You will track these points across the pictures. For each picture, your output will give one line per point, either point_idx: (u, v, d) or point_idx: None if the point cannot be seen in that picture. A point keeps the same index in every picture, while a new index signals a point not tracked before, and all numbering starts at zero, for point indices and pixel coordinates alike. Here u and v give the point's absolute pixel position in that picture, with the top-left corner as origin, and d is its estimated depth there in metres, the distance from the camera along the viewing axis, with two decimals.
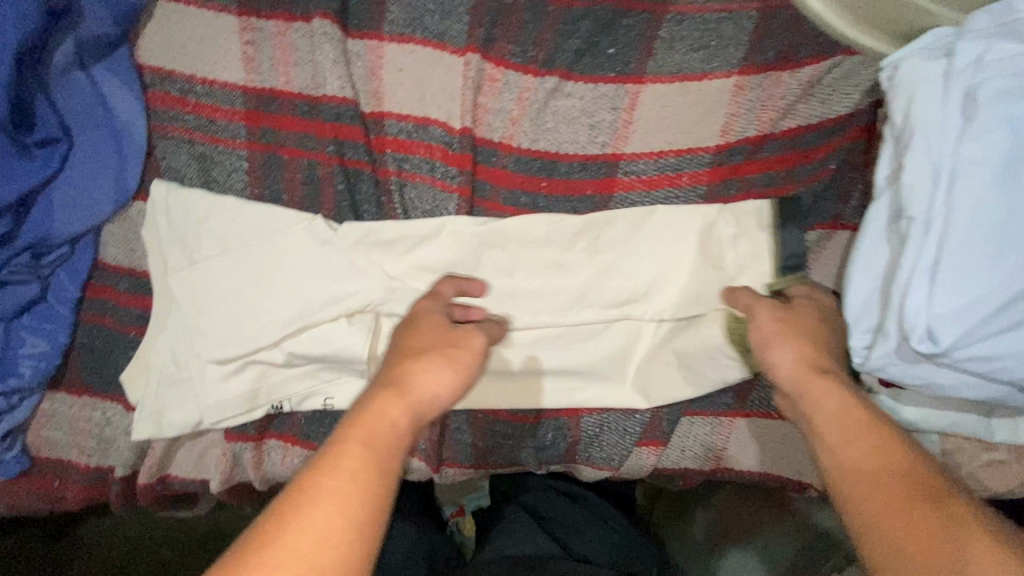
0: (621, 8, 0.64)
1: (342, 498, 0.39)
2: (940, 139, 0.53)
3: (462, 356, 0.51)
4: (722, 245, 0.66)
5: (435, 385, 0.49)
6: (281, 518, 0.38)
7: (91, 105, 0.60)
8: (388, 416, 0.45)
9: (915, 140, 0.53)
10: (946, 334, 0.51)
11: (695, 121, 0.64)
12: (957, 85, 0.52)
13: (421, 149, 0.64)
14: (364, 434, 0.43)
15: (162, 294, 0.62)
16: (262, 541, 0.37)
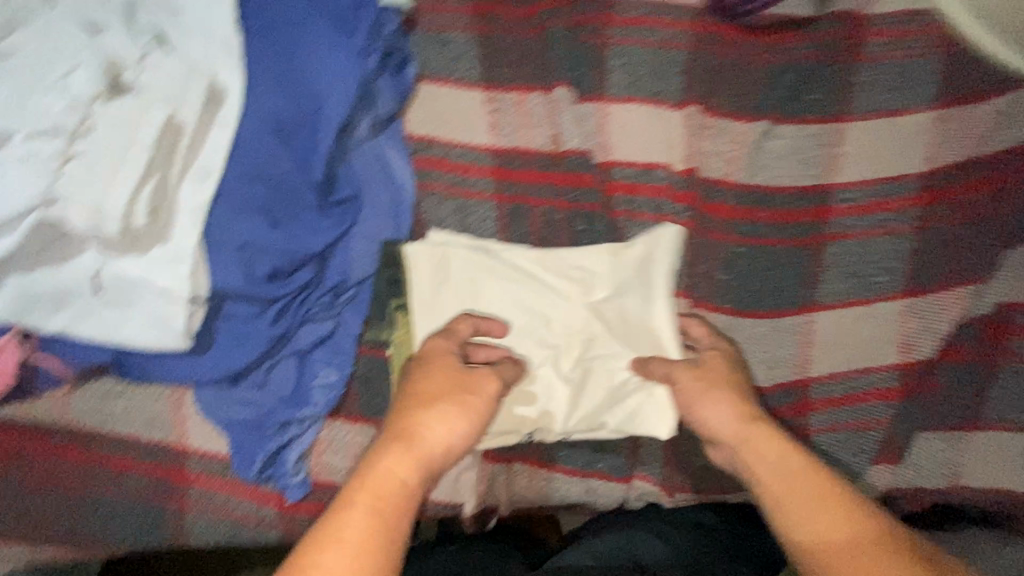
0: (818, 61, 0.72)
1: (369, 546, 0.48)
2: None
3: (474, 401, 0.58)
4: (941, 263, 0.68)
5: (447, 427, 0.56)
6: (310, 549, 0.48)
7: (375, 169, 0.70)
8: (398, 469, 0.53)
9: None
10: None
11: (900, 152, 0.70)
12: None
13: (647, 190, 0.72)
14: (371, 495, 0.51)
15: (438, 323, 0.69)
16: (307, 557, 0.47)
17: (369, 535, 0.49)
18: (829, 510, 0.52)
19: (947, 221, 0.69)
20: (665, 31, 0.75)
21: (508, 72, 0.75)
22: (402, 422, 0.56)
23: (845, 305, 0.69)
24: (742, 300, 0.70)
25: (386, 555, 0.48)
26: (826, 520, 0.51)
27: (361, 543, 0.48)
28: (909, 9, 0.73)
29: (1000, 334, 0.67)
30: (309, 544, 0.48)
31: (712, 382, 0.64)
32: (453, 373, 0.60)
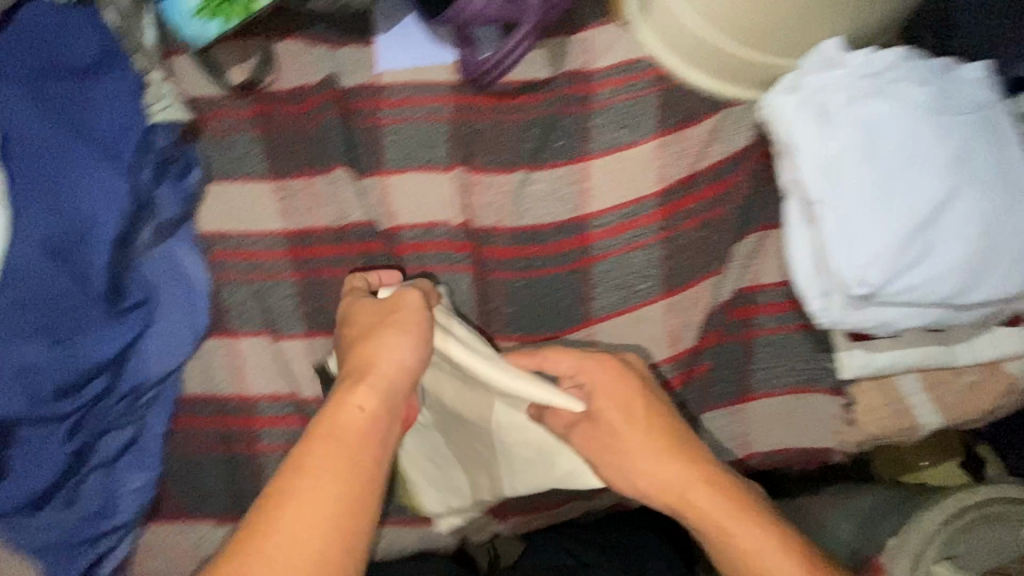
0: (558, 113, 0.85)
1: (334, 473, 0.54)
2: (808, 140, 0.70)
3: (419, 329, 0.64)
4: (688, 264, 0.79)
5: (407, 352, 0.62)
6: (274, 506, 0.53)
7: (166, 270, 0.74)
8: (363, 401, 0.59)
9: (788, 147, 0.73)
10: (878, 276, 0.67)
11: (636, 177, 0.82)
12: (812, 105, 0.71)
13: (432, 246, 0.80)
14: (329, 442, 0.56)
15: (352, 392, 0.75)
16: (269, 512, 0.53)
17: (336, 474, 0.55)
18: (738, 485, 0.64)
19: (683, 227, 0.80)
20: (429, 107, 0.86)
21: (292, 162, 0.83)
22: (362, 356, 0.62)
23: (614, 314, 0.79)
24: (530, 326, 0.79)
25: (361, 473, 0.55)
26: (681, 489, 0.64)
27: (318, 474, 0.54)
28: (623, 61, 0.88)
29: (745, 313, 0.78)
30: (273, 500, 0.54)
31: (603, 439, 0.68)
32: (379, 307, 0.66)
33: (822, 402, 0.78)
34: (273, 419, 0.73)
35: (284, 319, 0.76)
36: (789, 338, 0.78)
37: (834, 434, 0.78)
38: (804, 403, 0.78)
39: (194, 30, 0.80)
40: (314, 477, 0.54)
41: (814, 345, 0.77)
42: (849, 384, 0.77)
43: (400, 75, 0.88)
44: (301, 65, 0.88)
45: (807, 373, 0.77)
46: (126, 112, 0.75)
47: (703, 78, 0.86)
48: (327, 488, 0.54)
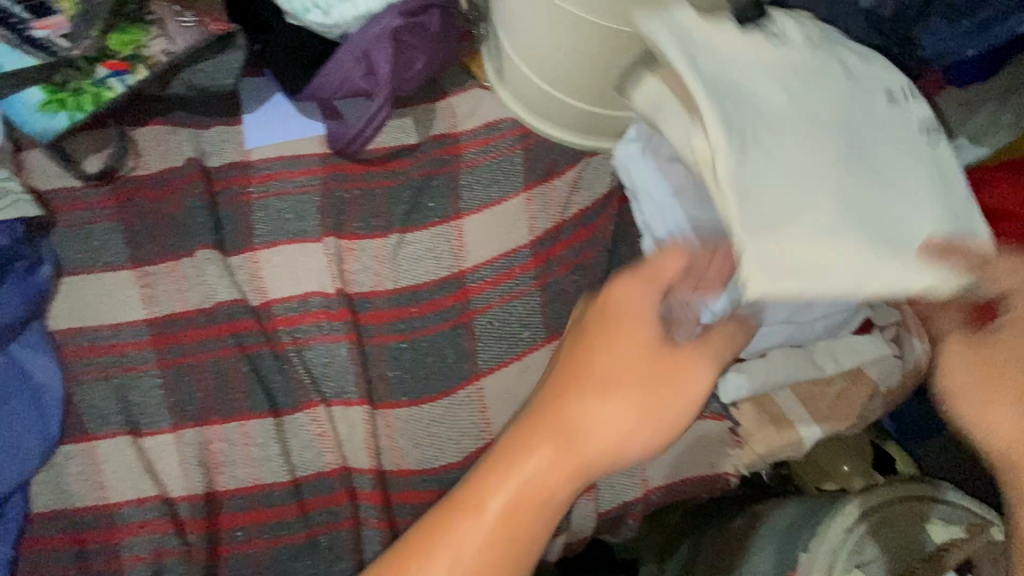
0: (428, 175, 0.88)
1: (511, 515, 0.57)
2: (639, 184, 0.76)
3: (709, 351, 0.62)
4: (566, 308, 0.81)
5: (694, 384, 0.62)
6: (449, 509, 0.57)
7: (12, 376, 0.70)
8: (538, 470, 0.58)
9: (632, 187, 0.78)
10: None
11: (508, 231, 0.85)
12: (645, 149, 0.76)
13: (307, 317, 0.78)
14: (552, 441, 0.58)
15: (731, 171, 0.52)
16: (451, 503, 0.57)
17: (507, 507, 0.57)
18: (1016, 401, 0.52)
19: (557, 272, 0.83)
20: (300, 181, 0.87)
21: (156, 247, 0.80)
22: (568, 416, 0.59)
23: (497, 366, 0.79)
24: (415, 389, 0.77)
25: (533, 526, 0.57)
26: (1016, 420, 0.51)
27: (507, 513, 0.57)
28: (489, 122, 0.93)
29: None
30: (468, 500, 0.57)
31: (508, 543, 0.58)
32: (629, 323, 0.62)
33: (709, 428, 0.81)
34: (141, 524, 0.67)
35: (148, 414, 0.72)
36: None
37: (724, 458, 0.80)
38: (691, 432, 0.80)
39: (39, 123, 0.78)
40: (466, 509, 0.57)
41: None
42: (732, 407, 0.81)
43: (269, 151, 0.89)
44: (165, 149, 0.86)
45: None
46: None
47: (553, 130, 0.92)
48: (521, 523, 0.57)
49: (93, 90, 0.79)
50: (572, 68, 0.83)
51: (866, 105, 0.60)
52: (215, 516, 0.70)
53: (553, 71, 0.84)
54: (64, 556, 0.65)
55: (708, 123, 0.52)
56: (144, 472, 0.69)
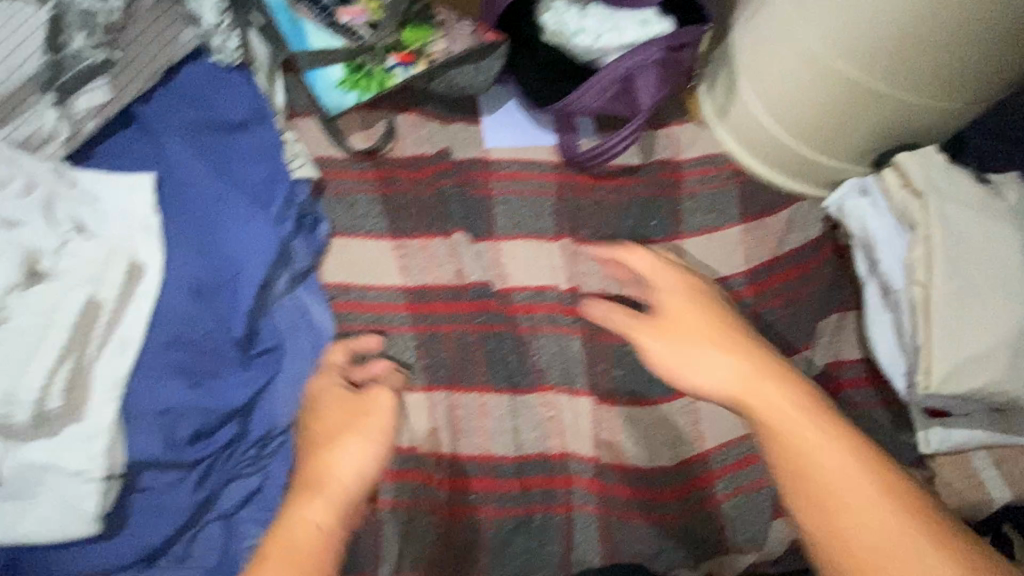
0: (653, 195, 0.94)
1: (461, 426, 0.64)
2: (873, 231, 0.82)
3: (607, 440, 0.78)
4: (777, 338, 0.86)
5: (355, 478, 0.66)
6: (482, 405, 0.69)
7: (297, 318, 0.75)
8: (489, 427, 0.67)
9: (864, 232, 0.83)
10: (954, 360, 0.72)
11: (724, 258, 0.91)
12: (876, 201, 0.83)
13: (543, 308, 0.84)
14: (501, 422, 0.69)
15: (940, 304, 0.73)
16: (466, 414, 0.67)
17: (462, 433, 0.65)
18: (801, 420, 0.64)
19: (771, 304, 0.88)
20: (535, 182, 0.94)
21: (410, 222, 0.88)
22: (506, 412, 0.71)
23: None
24: (635, 389, 0.82)
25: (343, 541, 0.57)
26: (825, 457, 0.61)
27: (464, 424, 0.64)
28: (707, 155, 1.00)
29: (830, 387, 0.85)
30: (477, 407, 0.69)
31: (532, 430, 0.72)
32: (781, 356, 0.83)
33: (907, 475, 0.83)
34: (397, 472, 0.75)
35: (404, 372, 0.78)
36: (872, 414, 0.84)
37: None
38: (888, 475, 0.82)
39: (332, 98, 0.86)
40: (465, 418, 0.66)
41: (893, 421, 0.85)
42: (928, 458, 0.84)
43: (507, 152, 0.97)
44: (419, 136, 0.95)
45: (890, 446, 0.84)
46: (273, 164, 0.77)
47: (762, 169, 0.99)
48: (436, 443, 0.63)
49: (380, 76, 0.87)
50: (810, 119, 0.90)
51: None
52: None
53: (787, 119, 0.92)
54: None
55: (920, 264, 0.75)
56: (399, 425, 0.75)
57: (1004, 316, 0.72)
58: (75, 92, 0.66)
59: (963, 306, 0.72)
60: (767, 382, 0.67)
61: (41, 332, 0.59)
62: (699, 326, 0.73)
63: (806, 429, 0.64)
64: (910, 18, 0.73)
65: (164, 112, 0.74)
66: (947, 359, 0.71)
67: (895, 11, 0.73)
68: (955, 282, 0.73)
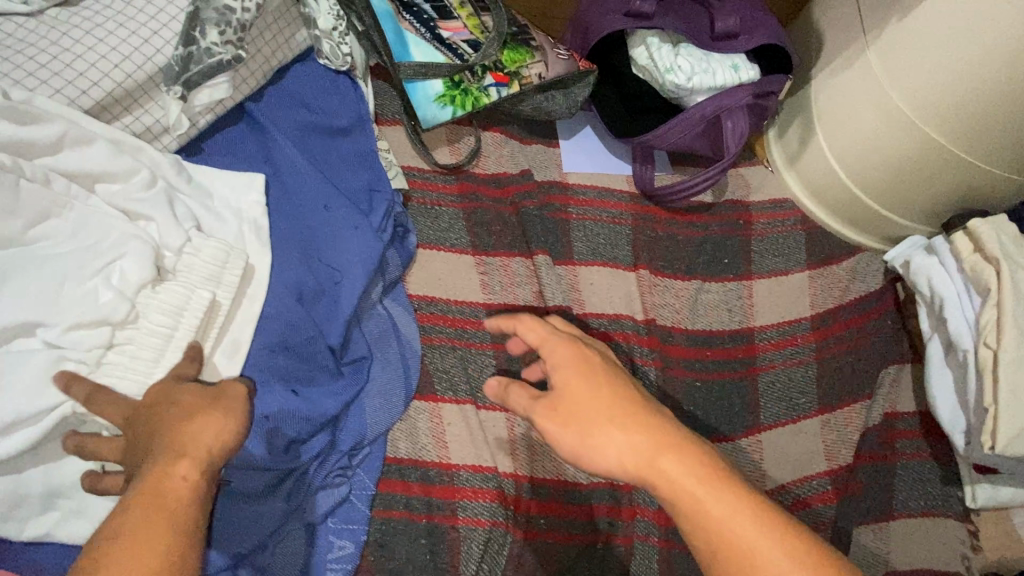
0: (725, 234, 0.96)
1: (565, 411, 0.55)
2: (939, 288, 0.85)
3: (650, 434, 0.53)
4: (839, 384, 0.89)
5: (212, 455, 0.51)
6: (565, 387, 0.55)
7: (386, 328, 0.75)
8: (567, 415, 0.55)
9: (932, 289, 0.86)
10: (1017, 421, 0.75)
11: (792, 301, 0.93)
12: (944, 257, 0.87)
13: (617, 336, 0.86)
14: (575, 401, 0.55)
15: (1009, 368, 0.76)
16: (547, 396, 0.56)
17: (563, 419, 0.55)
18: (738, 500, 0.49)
19: (834, 350, 0.90)
20: (612, 211, 0.96)
21: (492, 240, 0.89)
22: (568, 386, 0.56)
23: (775, 421, 0.86)
24: (703, 424, 0.84)
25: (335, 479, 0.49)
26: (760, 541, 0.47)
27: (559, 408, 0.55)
28: (775, 199, 1.03)
29: (888, 435, 0.87)
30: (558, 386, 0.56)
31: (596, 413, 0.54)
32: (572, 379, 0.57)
33: (952, 527, 0.86)
34: (474, 490, 0.73)
35: (485, 390, 0.78)
36: (922, 466, 0.87)
37: (964, 559, 0.84)
38: (934, 526, 0.85)
39: (428, 111, 0.87)
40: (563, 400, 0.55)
41: (942, 474, 0.88)
42: (974, 512, 0.86)
43: (584, 178, 0.99)
44: (501, 154, 0.96)
45: (937, 498, 0.87)
46: (373, 173, 0.78)
47: (828, 221, 1.03)
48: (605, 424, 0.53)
49: (476, 93, 0.89)
50: (883, 175, 0.93)
51: None
52: (531, 500, 0.75)
53: (860, 172, 0.95)
54: (410, 503, 0.71)
55: (989, 321, 0.79)
56: (479, 443, 0.75)
57: None
58: (198, 86, 0.65)
59: None
60: (621, 448, 0.52)
61: (168, 337, 0.59)
62: (597, 404, 0.54)
63: (717, 501, 0.49)
64: (981, 97, 0.78)
65: (275, 112, 0.75)
66: (1014, 422, 0.74)
67: (971, 88, 0.78)
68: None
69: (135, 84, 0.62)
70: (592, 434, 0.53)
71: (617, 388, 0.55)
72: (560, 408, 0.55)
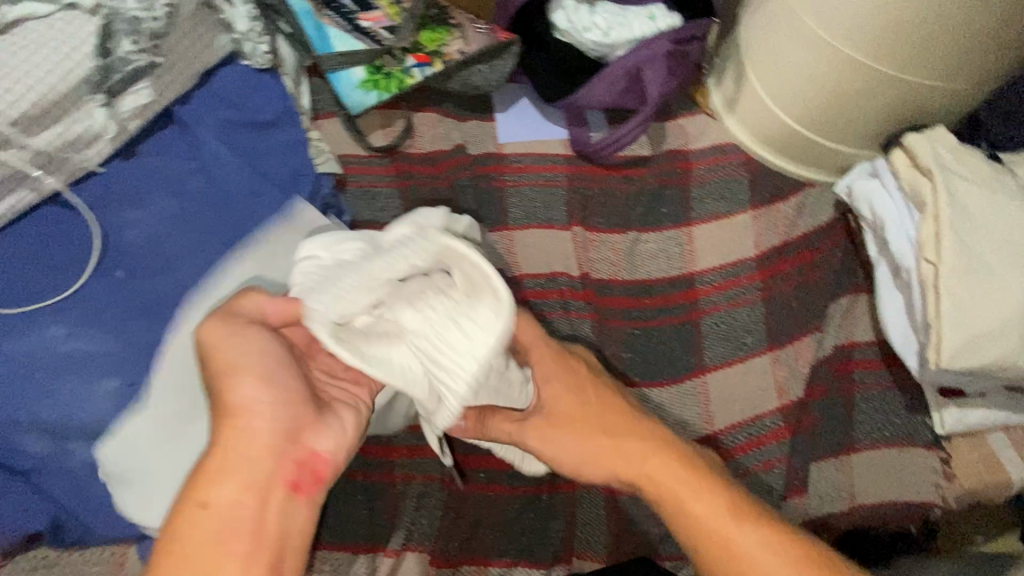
0: (663, 184, 0.97)
1: (561, 423, 0.69)
2: (881, 212, 0.83)
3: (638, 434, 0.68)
4: (788, 320, 0.87)
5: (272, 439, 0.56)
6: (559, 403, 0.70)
7: None
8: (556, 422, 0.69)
9: (874, 215, 0.84)
10: (963, 336, 0.72)
11: (735, 243, 0.92)
12: (886, 179, 0.83)
13: (553, 294, 0.88)
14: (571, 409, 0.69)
15: (950, 283, 0.73)
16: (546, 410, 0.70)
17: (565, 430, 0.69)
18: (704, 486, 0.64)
19: (781, 287, 0.89)
20: (546, 174, 0.97)
21: None
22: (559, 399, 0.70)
23: (721, 362, 0.85)
24: (644, 371, 0.85)
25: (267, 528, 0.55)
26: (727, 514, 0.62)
27: (556, 420, 0.69)
28: (716, 145, 1.02)
29: (844, 367, 0.85)
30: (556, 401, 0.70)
31: (576, 426, 0.69)
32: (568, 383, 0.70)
33: (922, 457, 0.83)
34: (413, 450, 0.77)
35: None
36: (885, 396, 0.84)
37: (934, 487, 0.82)
38: (902, 456, 0.83)
39: (355, 98, 0.92)
40: (557, 414, 0.70)
41: (909, 402, 0.84)
42: (944, 439, 0.84)
43: (520, 147, 1.00)
44: (435, 134, 0.99)
45: (904, 427, 0.84)
46: (300, 160, 0.84)
47: (774, 159, 1.00)
48: (592, 440, 0.68)
49: (399, 75, 0.93)
50: (816, 104, 0.91)
51: None
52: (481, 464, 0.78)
53: (793, 105, 0.93)
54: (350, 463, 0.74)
55: (934, 236, 0.75)
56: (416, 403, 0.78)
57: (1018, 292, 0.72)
58: (122, 93, 0.73)
59: (976, 281, 0.73)
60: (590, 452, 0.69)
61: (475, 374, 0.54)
62: (586, 422, 0.69)
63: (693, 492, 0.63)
64: (907, 14, 0.74)
65: (201, 110, 0.81)
66: (956, 337, 0.71)
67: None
68: (965, 256, 0.73)
69: (59, 96, 0.68)
70: (569, 443, 0.68)
71: (594, 405, 0.70)
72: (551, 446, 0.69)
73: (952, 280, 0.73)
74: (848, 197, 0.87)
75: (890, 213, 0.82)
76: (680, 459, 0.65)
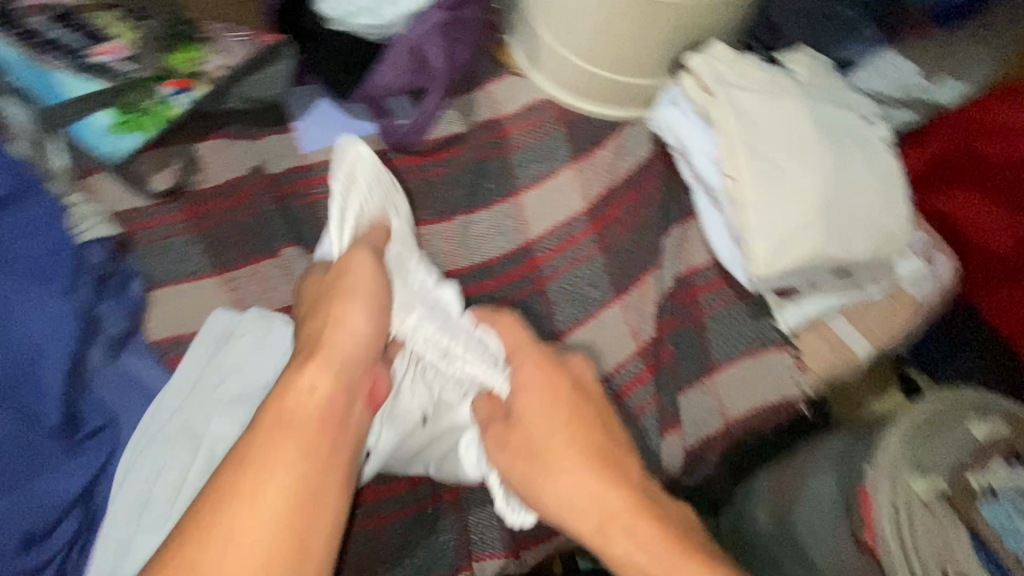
0: (482, 158, 0.93)
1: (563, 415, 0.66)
2: (684, 138, 0.84)
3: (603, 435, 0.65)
4: (628, 265, 0.87)
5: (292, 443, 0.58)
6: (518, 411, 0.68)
7: (125, 386, 0.72)
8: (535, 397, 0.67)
9: (680, 140, 0.84)
10: (773, 242, 0.74)
11: (565, 200, 0.90)
12: (684, 105, 0.84)
13: None
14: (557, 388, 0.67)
15: (753, 195, 0.75)
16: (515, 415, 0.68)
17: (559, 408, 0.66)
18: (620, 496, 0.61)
19: (617, 233, 0.88)
20: None
21: (235, 250, 0.83)
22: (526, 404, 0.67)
23: (574, 323, 0.84)
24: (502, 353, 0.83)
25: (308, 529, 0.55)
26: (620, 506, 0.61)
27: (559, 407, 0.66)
28: (530, 102, 0.97)
29: (688, 294, 0.87)
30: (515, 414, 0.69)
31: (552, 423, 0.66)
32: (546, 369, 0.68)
33: (777, 358, 0.86)
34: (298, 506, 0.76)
35: None
36: (731, 311, 0.87)
37: (795, 383, 0.85)
38: (760, 363, 0.85)
39: (109, 146, 0.80)
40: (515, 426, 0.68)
41: (755, 310, 0.87)
42: (793, 336, 0.87)
43: (324, 152, 0.92)
44: (225, 161, 0.88)
45: (755, 335, 0.86)
46: (53, 238, 0.72)
47: (589, 106, 0.96)
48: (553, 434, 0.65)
49: (156, 109, 0.82)
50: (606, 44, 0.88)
51: (863, 142, 0.79)
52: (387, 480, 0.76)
53: (586, 49, 0.90)
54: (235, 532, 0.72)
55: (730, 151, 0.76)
56: None
57: (808, 184, 0.75)
58: None
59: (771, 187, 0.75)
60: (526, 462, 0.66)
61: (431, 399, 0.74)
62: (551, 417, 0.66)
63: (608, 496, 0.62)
64: None
65: None
66: (767, 244, 0.74)
67: None
68: (755, 164, 0.75)
69: None
70: (535, 444, 0.66)
71: (575, 405, 0.67)
72: (518, 438, 0.67)
73: (755, 191, 0.75)
74: (658, 129, 0.88)
75: (693, 137, 0.83)
76: (642, 499, 0.61)
